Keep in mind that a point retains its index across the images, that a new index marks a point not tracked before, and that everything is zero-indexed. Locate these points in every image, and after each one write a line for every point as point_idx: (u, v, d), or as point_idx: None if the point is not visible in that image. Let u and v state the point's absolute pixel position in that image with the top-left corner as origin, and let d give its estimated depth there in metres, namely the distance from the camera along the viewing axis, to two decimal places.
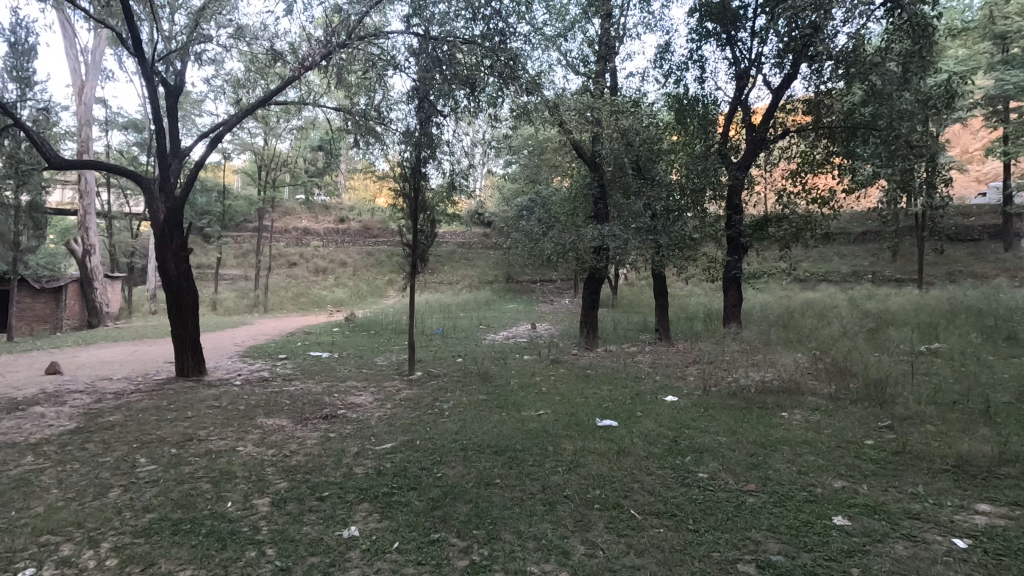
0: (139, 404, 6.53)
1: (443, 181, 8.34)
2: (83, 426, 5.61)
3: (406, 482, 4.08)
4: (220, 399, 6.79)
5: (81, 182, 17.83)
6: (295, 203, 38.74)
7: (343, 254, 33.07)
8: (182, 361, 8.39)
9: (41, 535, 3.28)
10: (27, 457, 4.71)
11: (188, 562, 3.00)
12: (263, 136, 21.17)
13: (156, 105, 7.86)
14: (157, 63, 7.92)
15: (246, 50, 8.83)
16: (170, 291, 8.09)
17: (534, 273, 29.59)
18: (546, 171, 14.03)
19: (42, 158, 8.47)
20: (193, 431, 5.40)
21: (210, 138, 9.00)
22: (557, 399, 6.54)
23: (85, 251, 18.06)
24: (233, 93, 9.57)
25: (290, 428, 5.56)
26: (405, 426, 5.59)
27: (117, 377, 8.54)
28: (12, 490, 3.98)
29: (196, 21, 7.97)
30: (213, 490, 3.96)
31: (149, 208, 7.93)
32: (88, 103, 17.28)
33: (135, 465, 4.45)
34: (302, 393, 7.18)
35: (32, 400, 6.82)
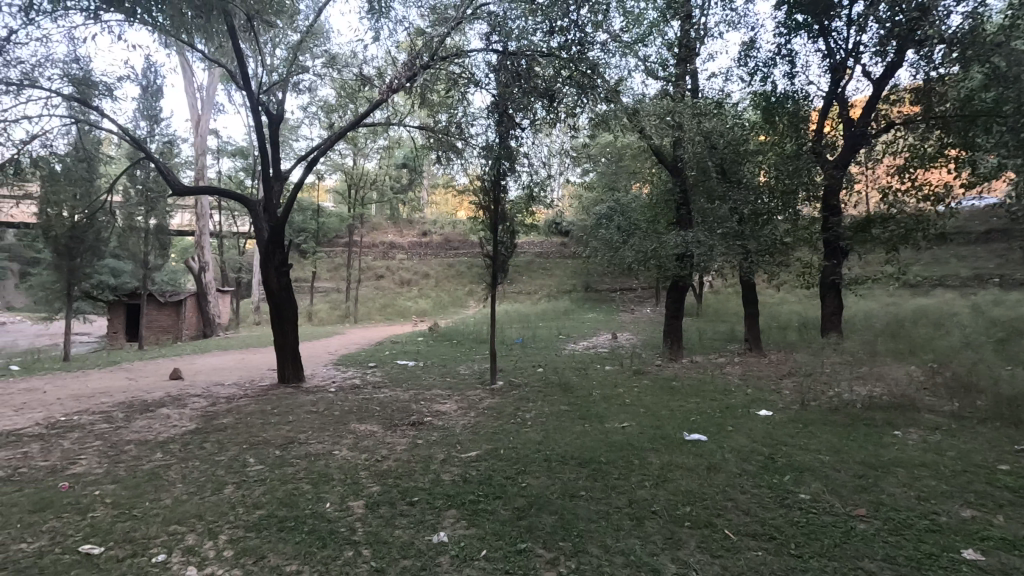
0: (248, 408, 7.10)
1: (521, 193, 8.42)
2: (200, 427, 6.19)
3: (491, 491, 4.14)
4: (318, 404, 7.24)
5: (197, 206, 19.55)
6: (380, 218, 40.75)
7: (426, 266, 34.33)
8: (283, 368, 9.03)
9: (169, 525, 3.63)
10: (156, 454, 5.25)
11: (292, 558, 3.20)
12: (351, 156, 22.48)
13: (261, 134, 8.57)
14: (262, 95, 8.66)
15: (337, 77, 9.46)
16: (273, 303, 8.74)
17: (613, 282, 29.16)
18: (623, 179, 13.84)
19: (168, 185, 9.47)
20: (294, 435, 5.80)
21: (306, 160, 9.66)
22: (641, 411, 6.37)
23: (201, 267, 20.00)
24: (327, 117, 10.27)
25: (381, 433, 5.83)
26: (488, 434, 5.67)
27: (229, 383, 9.35)
28: (146, 483, 4.45)
29: (295, 54, 8.66)
30: (312, 490, 4.22)
31: (254, 228, 8.61)
32: (204, 134, 19.18)
33: (245, 465, 4.85)
34: (390, 400, 7.49)
35: (160, 402, 7.61)
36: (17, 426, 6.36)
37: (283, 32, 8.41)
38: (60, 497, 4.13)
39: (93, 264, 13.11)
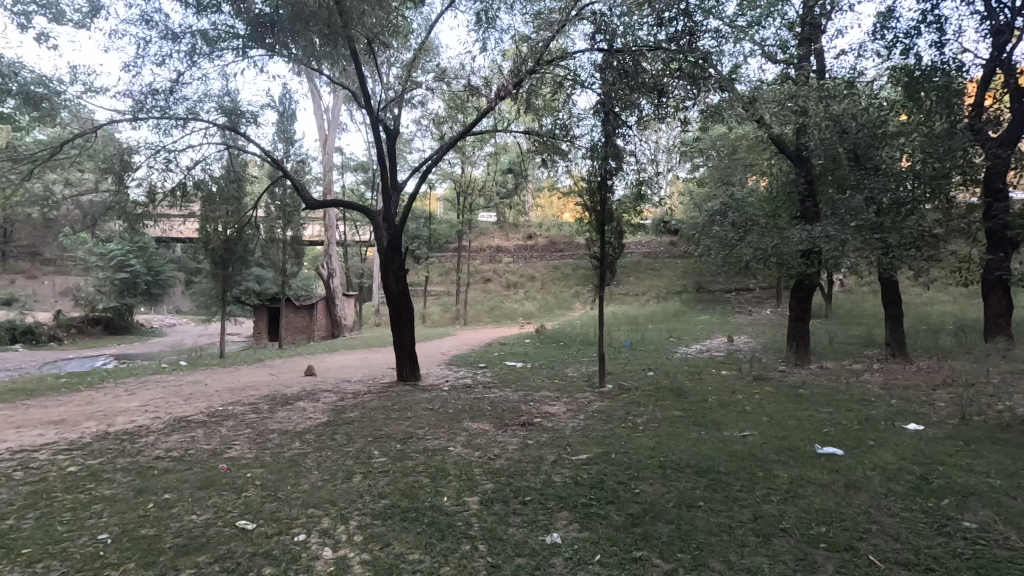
0: (371, 404, 7.62)
1: (628, 192, 8.22)
2: (332, 420, 6.78)
3: (604, 495, 4.08)
4: (434, 402, 7.61)
5: (325, 218, 21.43)
6: (487, 223, 41.97)
7: (532, 269, 34.79)
8: (401, 367, 9.61)
9: (308, 508, 3.99)
10: (296, 443, 5.82)
11: (415, 547, 3.38)
12: (460, 165, 23.39)
13: (380, 148, 9.19)
14: (380, 112, 9.28)
15: (447, 90, 9.89)
16: (393, 306, 9.32)
17: (728, 282, 27.55)
18: (738, 172, 13.01)
19: (302, 200, 10.45)
20: (413, 430, 6.14)
21: (420, 171, 10.19)
22: (764, 420, 5.92)
23: (329, 274, 21.88)
24: (438, 129, 10.77)
25: (492, 432, 5.99)
26: (598, 437, 5.60)
27: (354, 379, 10.14)
28: (288, 468, 4.94)
29: (408, 72, 9.18)
30: (431, 484, 4.43)
31: (375, 236, 9.23)
32: (330, 152, 20.98)
33: (371, 456, 5.21)
34: (501, 400, 7.66)
35: (297, 396, 8.42)
36: (186, 413, 7.37)
37: (397, 51, 8.95)
38: (220, 477, 4.72)
39: (242, 273, 14.87)
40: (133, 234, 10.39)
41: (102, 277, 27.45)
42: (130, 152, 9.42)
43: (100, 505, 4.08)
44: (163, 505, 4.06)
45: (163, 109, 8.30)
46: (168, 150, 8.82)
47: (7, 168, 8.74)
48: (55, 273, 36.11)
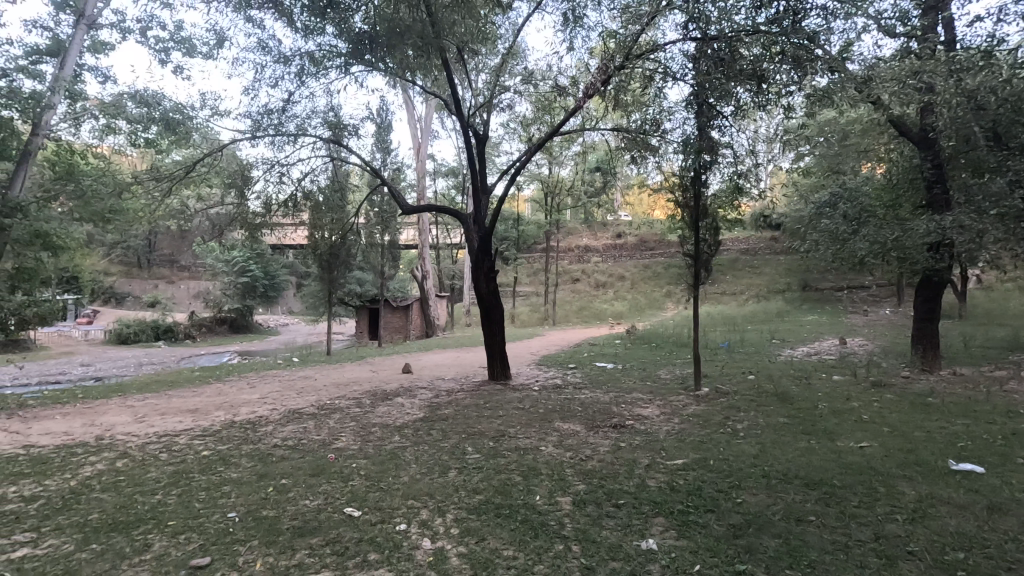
0: (464, 401, 7.85)
1: (724, 185, 7.81)
2: (427, 416, 7.06)
3: (702, 503, 3.90)
4: (525, 401, 7.69)
5: (419, 223, 22.35)
6: (575, 223, 41.78)
7: (622, 268, 34.17)
8: (492, 366, 9.80)
9: (408, 499, 4.19)
10: (395, 436, 6.13)
11: (509, 543, 3.43)
12: (547, 165, 23.50)
13: (470, 152, 9.44)
14: (470, 118, 9.54)
15: (535, 92, 9.95)
16: (484, 306, 9.52)
17: (839, 279, 25.43)
18: (850, 160, 11.96)
19: (398, 206, 10.97)
20: (505, 428, 6.25)
21: (508, 173, 10.33)
22: (884, 430, 5.39)
23: (423, 275, 22.80)
24: (526, 131, 10.88)
25: (584, 433, 5.94)
26: (695, 443, 5.37)
27: (448, 377, 10.48)
28: (389, 461, 5.21)
29: (496, 77, 9.38)
30: (523, 482, 4.48)
31: (466, 238, 9.48)
32: (423, 160, 21.89)
33: (465, 452, 5.37)
34: (592, 401, 7.57)
35: (396, 392, 8.85)
36: (299, 406, 8.00)
37: (485, 57, 9.17)
38: (328, 466, 5.07)
39: (346, 276, 15.90)
40: (252, 242, 11.46)
41: (227, 281, 30.57)
42: (248, 167, 10.40)
43: (229, 487, 4.53)
44: (281, 490, 4.43)
45: (277, 126, 9.07)
46: (281, 165, 9.64)
47: (152, 186, 9.98)
48: (190, 279, 40.81)
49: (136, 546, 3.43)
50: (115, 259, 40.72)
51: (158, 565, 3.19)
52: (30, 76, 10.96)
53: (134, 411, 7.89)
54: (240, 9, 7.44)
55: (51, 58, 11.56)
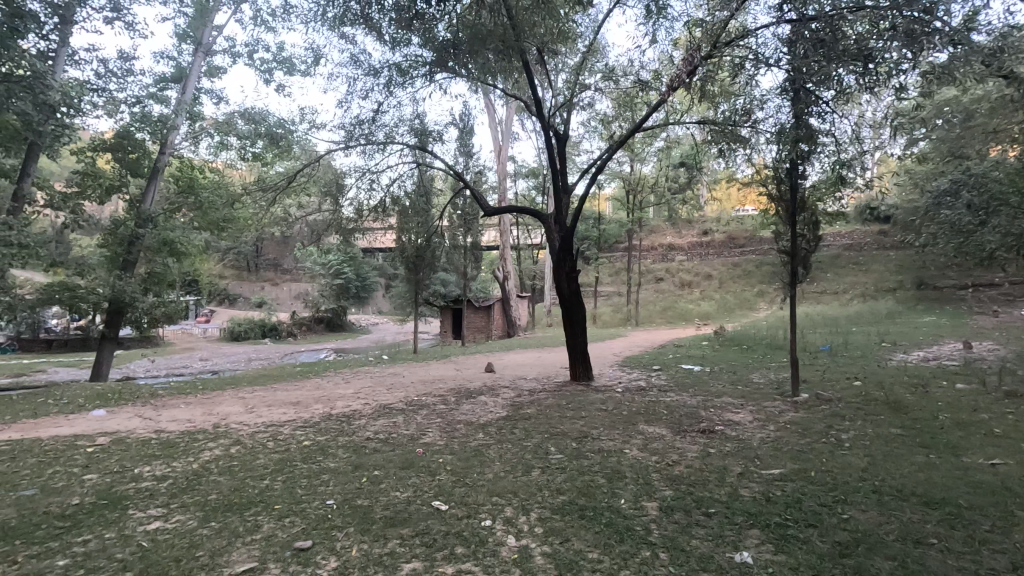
0: (547, 401, 7.86)
1: (825, 176, 7.26)
2: (510, 415, 7.14)
3: (802, 517, 3.65)
4: (608, 403, 7.57)
5: (501, 224, 22.67)
6: (658, 221, 40.67)
7: (709, 267, 32.78)
8: (574, 367, 9.74)
9: (492, 496, 4.26)
10: (479, 433, 6.25)
11: (593, 546, 3.39)
12: (629, 162, 23.00)
13: (551, 153, 9.44)
14: (551, 118, 9.54)
15: (616, 89, 9.78)
16: (566, 306, 9.48)
17: (961, 276, 22.88)
18: (974, 143, 10.72)
19: (480, 207, 11.17)
20: (588, 429, 6.18)
21: (589, 172, 10.22)
22: (1023, 447, 4.75)
23: (505, 276, 23.08)
24: (606, 129, 10.72)
25: (670, 437, 5.74)
26: (793, 452, 5.03)
27: (530, 377, 10.54)
28: (473, 457, 5.32)
29: (576, 75, 9.30)
30: (607, 485, 4.40)
31: (548, 239, 9.48)
32: (504, 162, 22.19)
33: (548, 452, 5.37)
34: (678, 405, 7.30)
35: (479, 391, 9.03)
36: (388, 401, 8.37)
37: (565, 56, 9.13)
38: (417, 460, 5.27)
39: (431, 277, 16.46)
40: (346, 246, 12.16)
41: (324, 283, 32.65)
42: (342, 176, 11.06)
43: (326, 475, 4.83)
44: (373, 481, 4.66)
45: (367, 136, 9.56)
46: (372, 172, 10.16)
47: (258, 196, 10.87)
48: (292, 282, 44.06)
49: (248, 526, 3.73)
50: (228, 264, 44.80)
51: (267, 544, 3.46)
52: (159, 101, 12.34)
53: (244, 402, 8.62)
54: (335, 27, 7.92)
55: (175, 84, 12.95)
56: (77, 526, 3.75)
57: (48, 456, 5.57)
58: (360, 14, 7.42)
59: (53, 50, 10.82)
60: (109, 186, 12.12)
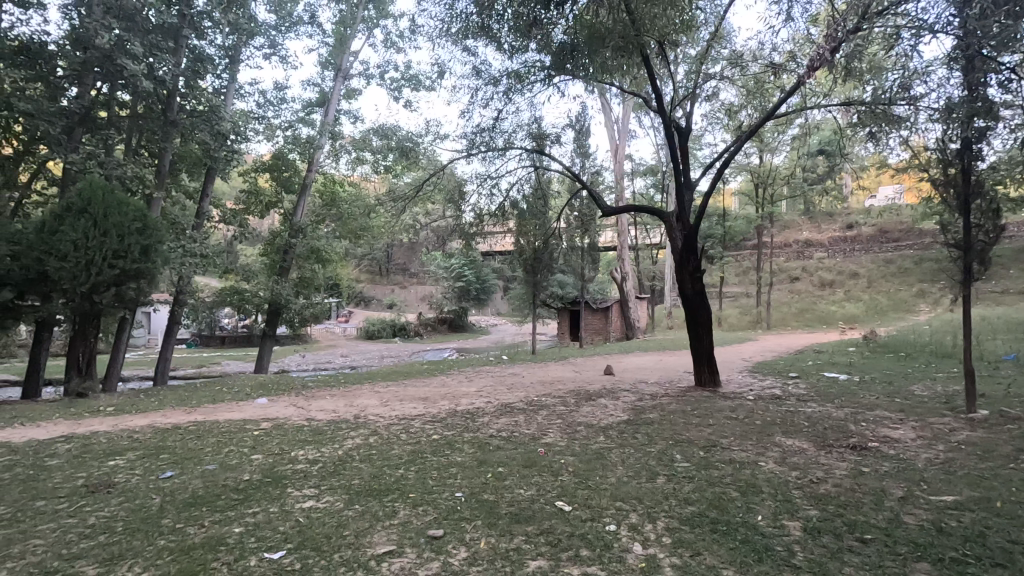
0: (671, 406, 7.56)
1: (1008, 155, 6.17)
2: (632, 419, 6.96)
3: (987, 554, 3.12)
4: (738, 411, 7.09)
5: (618, 224, 22.24)
6: (793, 216, 37.44)
7: (854, 264, 29.47)
8: (700, 373, 9.27)
9: (616, 501, 4.17)
10: (601, 436, 6.18)
11: (728, 563, 3.18)
12: (758, 154, 21.45)
13: (673, 148, 9.07)
14: (672, 112, 9.16)
15: (744, 76, 9.15)
16: (690, 307, 9.05)
17: None
18: None
19: (598, 207, 11.04)
20: (717, 438, 5.83)
21: (714, 166, 9.66)
22: None
23: (623, 277, 22.56)
24: (733, 119, 10.07)
25: (813, 452, 5.23)
26: (971, 478, 4.32)
27: (651, 381, 10.19)
28: (595, 460, 5.27)
29: (699, 65, 8.85)
30: (741, 499, 4.11)
31: (670, 237, 9.13)
32: (622, 161, 21.78)
33: (674, 459, 5.15)
34: (822, 416, 6.62)
35: (599, 393, 8.92)
36: (509, 400, 8.59)
37: (686, 47, 8.72)
38: (539, 459, 5.33)
39: (548, 279, 16.62)
40: (468, 250, 12.68)
41: (447, 285, 34.38)
42: (464, 183, 11.57)
43: (454, 469, 5.06)
44: (498, 477, 4.79)
45: (488, 143, 9.90)
46: (492, 177, 10.49)
47: (390, 206, 11.73)
48: (419, 285, 47.01)
49: (387, 511, 4.03)
50: (363, 269, 48.95)
51: (404, 529, 3.71)
52: (306, 125, 13.83)
53: (380, 396, 9.33)
54: (458, 40, 8.30)
55: (320, 108, 14.44)
56: (249, 499, 4.30)
57: (224, 436, 6.48)
58: (481, 26, 7.70)
59: (225, 87, 12.57)
60: (268, 202, 13.82)
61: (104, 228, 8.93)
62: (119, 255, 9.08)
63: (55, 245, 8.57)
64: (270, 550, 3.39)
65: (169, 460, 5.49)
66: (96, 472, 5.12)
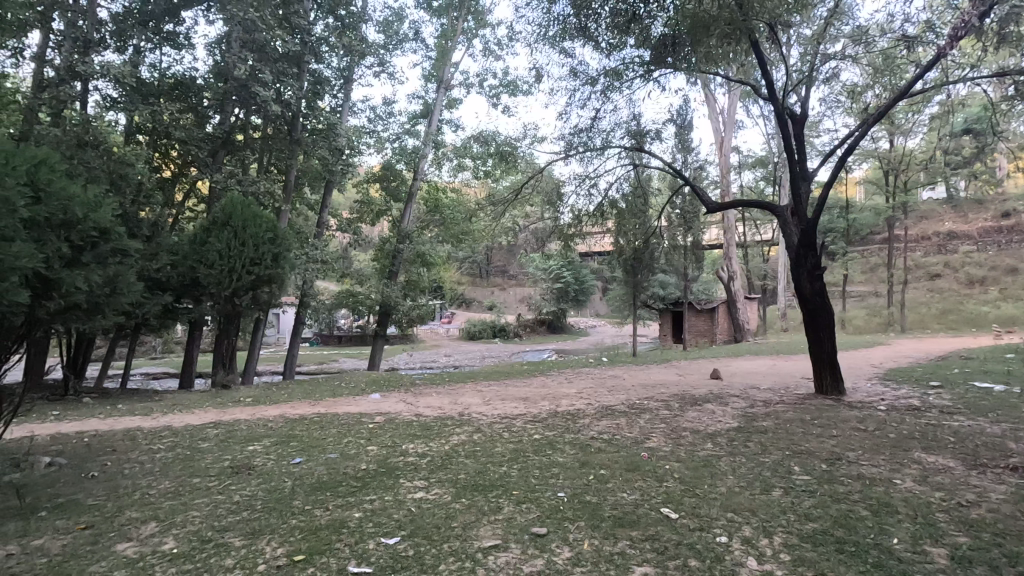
0: (786, 415, 7.03)
1: None
2: (743, 426, 6.57)
3: None
4: (867, 422, 6.43)
5: (724, 221, 21.08)
6: (932, 205, 33.33)
7: (1012, 258, 25.59)
8: (820, 380, 8.54)
9: (727, 512, 3.96)
10: (708, 443, 5.90)
11: None
12: (887, 138, 19.37)
13: (787, 137, 8.44)
14: (785, 99, 8.53)
15: (870, 53, 8.29)
16: (808, 309, 8.37)
17: None
18: None
19: (703, 204, 10.54)
20: (842, 451, 5.34)
21: (835, 154, 8.86)
22: None
23: (730, 276, 21.31)
24: (856, 102, 9.18)
25: (961, 471, 4.62)
26: None
27: (764, 387, 9.54)
28: (703, 468, 5.03)
29: (816, 47, 8.16)
30: (873, 519, 3.73)
31: (785, 233, 8.49)
32: (727, 154, 20.67)
33: (791, 472, 4.80)
34: (972, 432, 5.81)
35: (706, 398, 8.51)
36: (610, 403, 8.46)
37: (801, 27, 8.09)
38: (643, 463, 5.20)
39: (649, 279, 16.15)
40: (566, 251, 12.68)
41: (545, 287, 34.57)
42: (562, 184, 11.58)
43: (557, 469, 5.09)
44: (601, 479, 4.75)
45: (587, 143, 9.84)
46: (590, 177, 10.41)
47: (490, 210, 12.05)
48: (518, 287, 47.73)
49: (492, 506, 4.15)
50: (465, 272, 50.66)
51: (508, 525, 3.80)
52: (412, 136, 14.60)
53: (482, 395, 9.60)
54: (555, 43, 8.34)
55: (424, 119, 15.19)
56: (367, 487, 4.64)
57: (343, 428, 7.02)
58: (578, 27, 7.69)
59: (341, 105, 13.62)
60: (379, 211, 14.75)
61: (243, 239, 10.03)
62: (255, 263, 10.16)
63: (205, 255, 9.79)
64: (387, 536, 3.63)
65: (297, 447, 6.06)
66: (238, 455, 5.77)
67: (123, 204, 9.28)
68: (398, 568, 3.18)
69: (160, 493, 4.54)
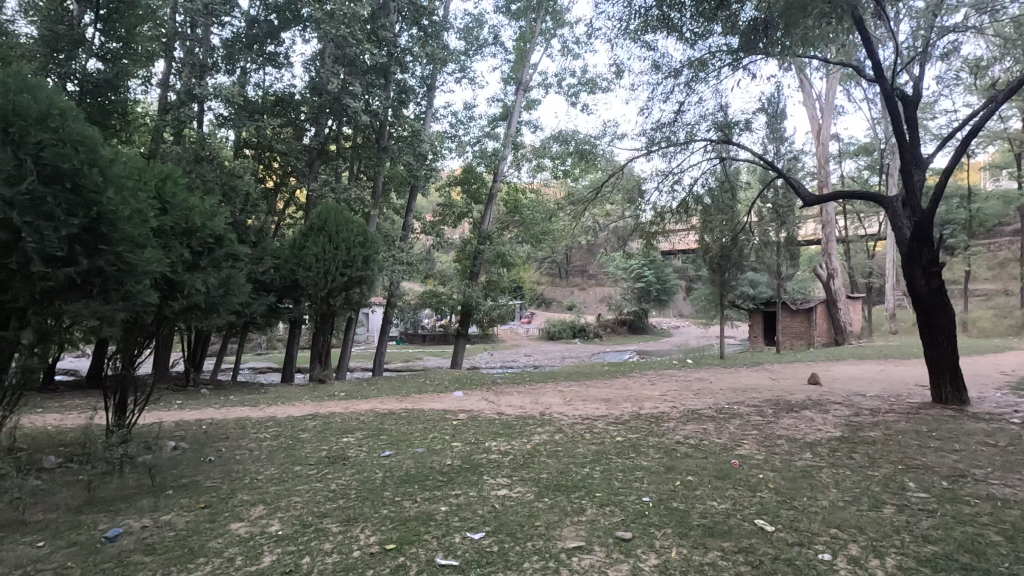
0: (898, 425, 6.41)
1: None
2: (847, 436, 6.07)
3: None
4: (997, 437, 5.72)
5: (822, 215, 19.59)
6: None
7: None
8: (939, 387, 7.73)
9: (830, 528, 3.68)
10: (807, 453, 5.51)
11: None
12: (1018, 116, 17.21)
13: (897, 121, 7.69)
14: (894, 80, 7.77)
15: (997, 23, 7.35)
16: (923, 309, 7.58)
17: None
18: None
19: (799, 197, 9.83)
20: (967, 468, 4.79)
21: (955, 137, 7.94)
22: None
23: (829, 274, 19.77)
24: (981, 78, 8.18)
25: None
26: None
27: (871, 394, 8.75)
28: (802, 479, 4.70)
29: (931, 20, 7.38)
30: (1008, 545, 3.31)
31: (895, 226, 7.72)
32: (825, 143, 19.21)
33: (905, 488, 4.37)
34: None
35: (803, 405, 7.95)
36: (696, 406, 8.13)
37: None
38: (734, 471, 4.95)
39: (738, 277, 15.35)
40: (648, 249, 12.35)
41: (627, 287, 33.84)
42: (643, 181, 11.29)
43: (641, 472, 4.97)
44: (688, 486, 4.57)
45: (669, 138, 9.52)
46: (673, 173, 10.06)
47: (570, 210, 11.99)
48: (598, 287, 47.10)
49: (575, 507, 4.12)
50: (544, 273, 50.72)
51: (592, 527, 3.75)
52: (492, 138, 14.84)
53: (563, 395, 9.57)
54: (636, 37, 8.16)
55: (503, 121, 15.38)
56: (452, 482, 4.76)
57: (429, 424, 7.26)
58: (661, 18, 7.47)
59: (424, 112, 14.10)
60: (460, 213, 15.12)
61: (336, 243, 10.66)
62: (347, 265, 10.77)
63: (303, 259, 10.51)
64: (472, 530, 3.71)
65: (387, 441, 6.35)
66: (333, 446, 6.14)
67: (234, 213, 10.17)
68: (483, 562, 3.24)
69: (267, 479, 4.92)
